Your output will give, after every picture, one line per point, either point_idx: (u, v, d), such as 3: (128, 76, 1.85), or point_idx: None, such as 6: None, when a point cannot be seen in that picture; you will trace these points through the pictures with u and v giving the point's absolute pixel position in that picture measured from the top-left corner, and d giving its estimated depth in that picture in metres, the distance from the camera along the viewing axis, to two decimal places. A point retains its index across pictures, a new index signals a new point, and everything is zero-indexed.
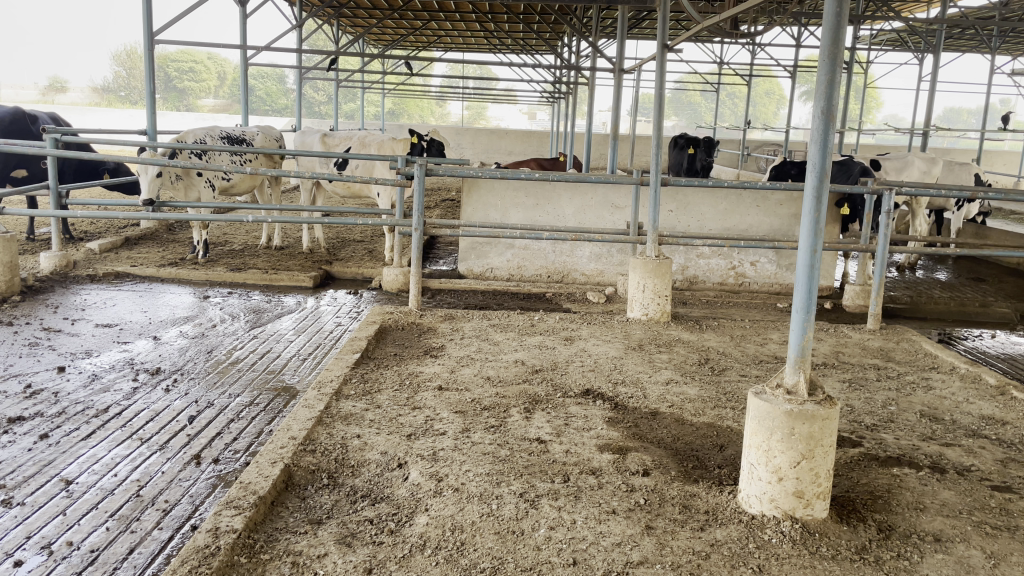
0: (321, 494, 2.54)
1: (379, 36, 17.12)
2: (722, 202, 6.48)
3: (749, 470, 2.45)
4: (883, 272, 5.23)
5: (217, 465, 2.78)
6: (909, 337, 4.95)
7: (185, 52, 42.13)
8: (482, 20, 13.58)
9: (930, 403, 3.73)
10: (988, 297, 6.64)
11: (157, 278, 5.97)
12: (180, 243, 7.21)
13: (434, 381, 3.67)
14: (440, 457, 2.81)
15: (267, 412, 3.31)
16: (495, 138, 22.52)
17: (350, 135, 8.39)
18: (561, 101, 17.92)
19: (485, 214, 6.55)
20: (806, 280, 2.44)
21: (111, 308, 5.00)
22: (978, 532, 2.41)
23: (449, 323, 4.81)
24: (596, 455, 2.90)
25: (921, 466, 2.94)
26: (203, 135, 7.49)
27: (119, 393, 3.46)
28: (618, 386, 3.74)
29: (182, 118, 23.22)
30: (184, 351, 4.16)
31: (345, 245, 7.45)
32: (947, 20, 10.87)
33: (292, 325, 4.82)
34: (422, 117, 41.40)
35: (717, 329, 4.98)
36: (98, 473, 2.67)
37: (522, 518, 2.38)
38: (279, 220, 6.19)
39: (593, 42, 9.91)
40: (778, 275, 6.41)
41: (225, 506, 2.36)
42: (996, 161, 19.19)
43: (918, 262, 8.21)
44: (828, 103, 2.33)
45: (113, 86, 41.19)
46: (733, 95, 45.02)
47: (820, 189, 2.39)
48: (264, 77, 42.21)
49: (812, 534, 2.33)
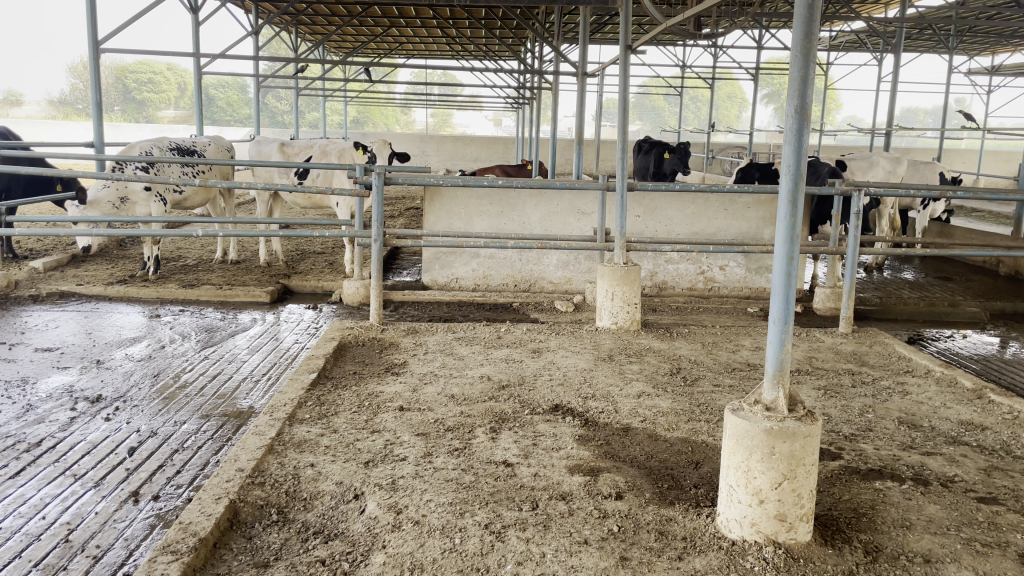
0: (270, 533, 2.35)
1: (339, 42, 16.87)
2: (690, 206, 6.37)
3: (728, 493, 2.31)
4: (854, 273, 5.09)
5: (156, 503, 2.57)
6: (882, 339, 4.86)
7: (142, 62, 41.37)
8: (443, 25, 13.36)
9: (907, 410, 3.63)
10: (957, 296, 6.61)
11: (104, 297, 5.70)
12: (131, 260, 6.92)
13: (396, 402, 3.48)
14: (399, 486, 2.62)
15: (215, 441, 3.10)
16: (460, 145, 22.35)
17: (309, 144, 8.19)
18: (525, 106, 17.77)
19: (449, 223, 6.38)
20: (783, 290, 2.29)
21: (52, 330, 4.73)
22: (968, 550, 2.28)
23: (412, 338, 4.63)
24: (567, 477, 2.74)
25: (903, 478, 2.82)
26: (151, 147, 7.25)
27: (55, 424, 3.22)
28: (588, 401, 3.58)
29: (139, 129, 22.74)
30: (128, 376, 3.91)
31: (305, 258, 7.20)
32: (911, 19, 10.90)
33: (246, 344, 4.59)
34: (386, 125, 41.35)
35: (688, 337, 4.86)
36: (25, 516, 2.45)
37: (487, 553, 2.21)
38: (234, 233, 5.85)
39: (557, 46, 9.74)
40: (747, 279, 6.32)
41: (160, 551, 2.15)
42: (955, 160, 19.55)
43: (886, 263, 8.20)
44: (801, 101, 2.20)
45: (68, 98, 40.15)
46: (695, 99, 45.72)
47: (796, 192, 2.26)
48: (224, 87, 41.65)
49: (796, 560, 2.18)
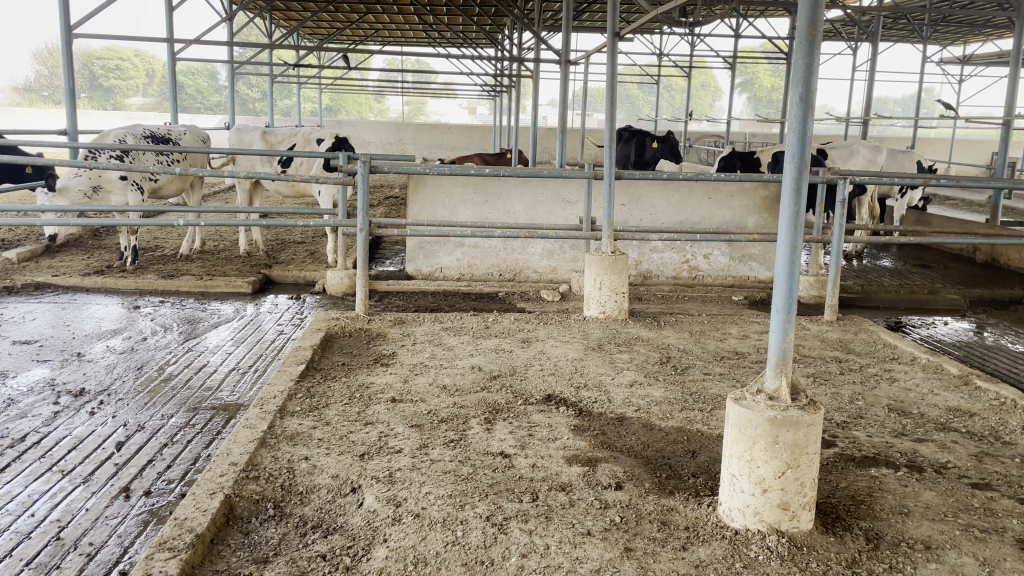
0: (267, 528, 2.30)
1: (314, 29, 16.64)
2: (674, 195, 6.37)
3: (731, 482, 2.30)
4: (838, 262, 5.11)
5: (148, 499, 2.51)
6: (867, 327, 4.90)
7: (109, 49, 40.58)
8: (421, 12, 13.24)
9: (896, 396, 3.66)
10: (936, 284, 6.69)
11: (81, 288, 5.58)
12: (107, 250, 6.78)
13: (387, 393, 3.44)
14: (397, 479, 2.59)
15: (204, 435, 3.04)
16: (436, 133, 22.19)
17: (291, 132, 8.09)
18: (503, 94, 17.68)
19: (433, 212, 6.32)
20: (786, 279, 2.29)
21: (29, 322, 4.61)
22: (967, 536, 2.30)
23: (399, 328, 4.58)
24: (565, 468, 2.72)
25: (898, 465, 2.84)
26: (124, 134, 7.10)
27: (38, 419, 3.13)
28: (581, 391, 3.57)
29: (108, 116, 22.31)
30: (111, 369, 3.83)
31: (286, 248, 7.11)
32: (889, 7, 10.96)
33: (230, 336, 4.51)
34: (360, 113, 40.99)
35: (675, 325, 4.86)
36: (13, 514, 2.38)
37: (491, 545, 2.19)
38: (213, 222, 5.73)
39: (538, 33, 9.68)
40: (731, 268, 6.35)
41: (156, 548, 2.10)
42: (927, 149, 19.79)
43: (865, 251, 8.28)
44: (807, 88, 2.18)
45: (33, 84, 39.27)
46: (670, 88, 45.86)
47: (799, 181, 2.25)
48: (195, 74, 41.00)
49: (800, 549, 2.18)
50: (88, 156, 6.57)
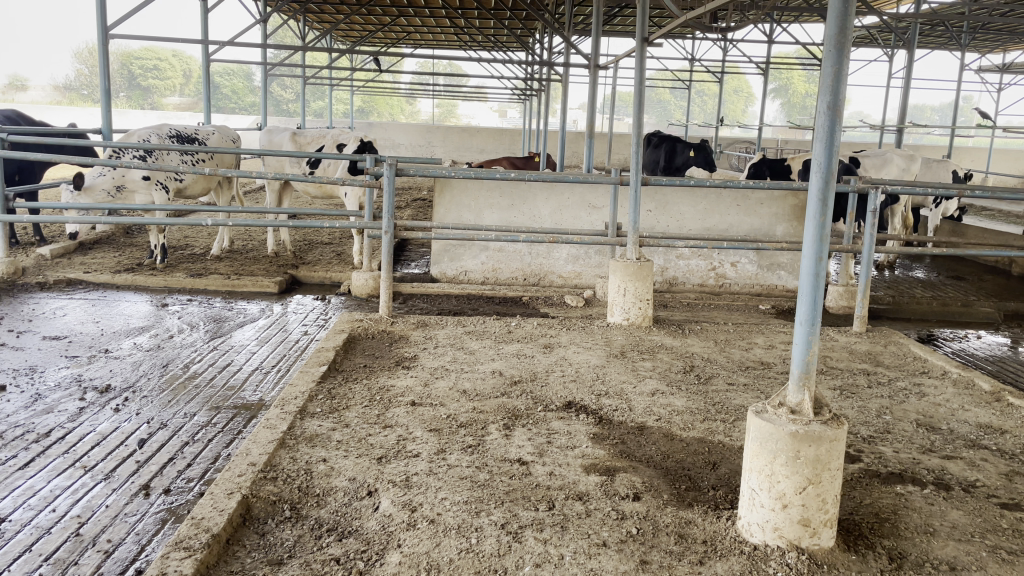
0: (282, 529, 2.31)
1: (347, 31, 16.75)
2: (702, 202, 6.32)
3: (750, 497, 2.27)
4: (868, 273, 5.02)
5: (167, 497, 2.53)
6: (897, 339, 4.81)
7: (148, 49, 41.23)
8: (452, 15, 13.25)
9: (925, 412, 3.58)
10: (970, 296, 6.55)
11: (112, 285, 5.66)
12: (137, 248, 6.88)
13: (407, 396, 3.44)
14: (413, 484, 2.58)
15: (226, 434, 3.06)
16: (466, 136, 22.26)
17: (321, 134, 8.15)
18: (533, 98, 17.66)
19: (459, 215, 6.33)
20: (811, 290, 2.26)
21: (60, 318, 4.69)
22: (994, 558, 2.24)
23: (422, 331, 4.59)
24: (583, 477, 2.69)
25: (925, 483, 2.78)
26: (150, 134, 7.20)
27: (64, 414, 3.18)
28: (601, 398, 3.54)
29: (145, 115, 22.65)
30: (137, 366, 3.87)
31: (313, 248, 7.16)
32: (928, 12, 10.77)
33: (254, 335, 4.55)
34: (392, 114, 41.25)
35: (700, 334, 4.81)
36: (35, 509, 2.41)
37: (504, 554, 2.17)
38: (238, 221, 5.78)
39: (567, 36, 9.65)
40: (759, 276, 6.28)
41: (173, 547, 2.11)
42: (963, 158, 19.47)
43: (897, 261, 8.14)
44: (835, 97, 2.14)
45: (74, 83, 40.02)
46: (702, 93, 45.63)
47: (825, 191, 2.22)
48: (230, 75, 41.55)
49: (820, 566, 2.14)
50: (114, 156, 6.67)
